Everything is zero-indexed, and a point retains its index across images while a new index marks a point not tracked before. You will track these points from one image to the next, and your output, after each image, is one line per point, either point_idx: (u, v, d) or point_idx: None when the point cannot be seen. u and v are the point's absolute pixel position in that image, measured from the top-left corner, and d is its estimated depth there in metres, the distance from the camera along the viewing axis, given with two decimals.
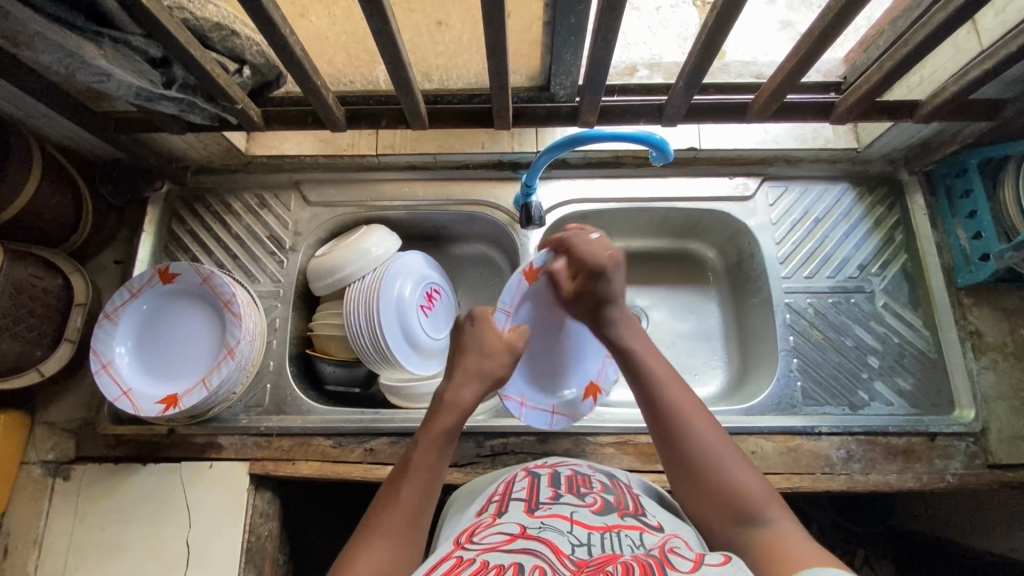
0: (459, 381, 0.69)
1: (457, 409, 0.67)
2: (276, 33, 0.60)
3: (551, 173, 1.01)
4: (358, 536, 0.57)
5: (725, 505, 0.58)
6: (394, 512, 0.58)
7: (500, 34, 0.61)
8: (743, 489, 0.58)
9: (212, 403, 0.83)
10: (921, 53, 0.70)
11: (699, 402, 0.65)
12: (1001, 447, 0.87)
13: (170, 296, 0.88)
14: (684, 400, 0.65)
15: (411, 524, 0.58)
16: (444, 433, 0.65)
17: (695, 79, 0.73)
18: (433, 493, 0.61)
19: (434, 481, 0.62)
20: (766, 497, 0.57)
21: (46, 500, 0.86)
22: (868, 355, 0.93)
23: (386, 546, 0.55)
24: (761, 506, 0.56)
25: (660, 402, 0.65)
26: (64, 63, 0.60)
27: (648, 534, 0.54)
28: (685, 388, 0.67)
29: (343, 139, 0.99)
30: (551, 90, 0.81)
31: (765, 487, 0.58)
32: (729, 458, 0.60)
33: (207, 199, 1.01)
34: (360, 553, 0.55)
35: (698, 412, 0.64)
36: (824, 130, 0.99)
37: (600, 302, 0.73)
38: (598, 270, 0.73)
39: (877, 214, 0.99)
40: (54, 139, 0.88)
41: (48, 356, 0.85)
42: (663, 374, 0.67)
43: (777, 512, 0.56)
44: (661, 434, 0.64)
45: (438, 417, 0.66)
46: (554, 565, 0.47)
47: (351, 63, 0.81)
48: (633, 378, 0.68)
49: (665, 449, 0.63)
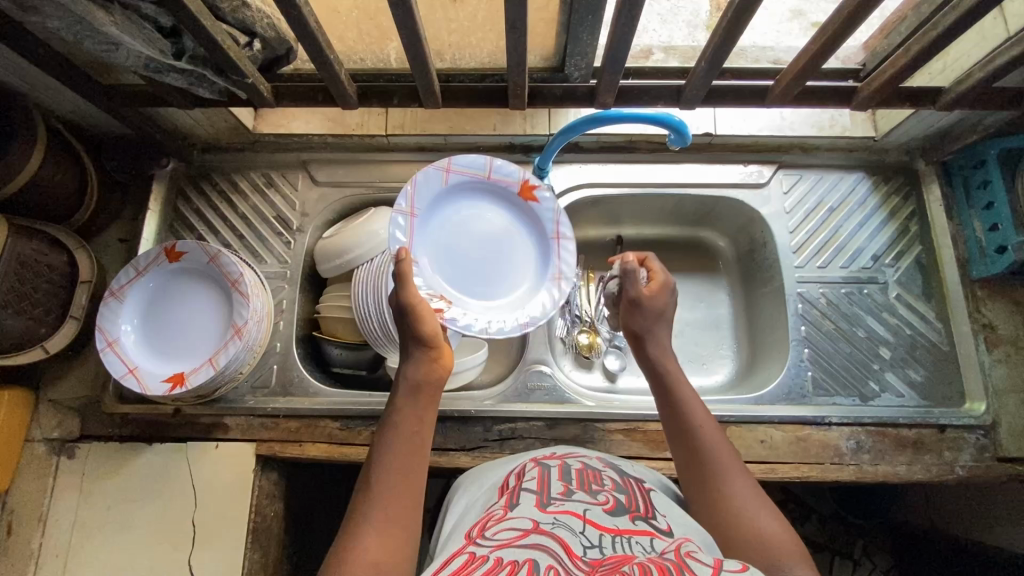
0: (411, 359, 0.67)
1: (411, 386, 0.65)
2: (291, 3, 0.58)
3: (562, 157, 0.99)
4: (346, 528, 0.55)
5: (748, 549, 0.56)
6: (384, 498, 0.57)
7: (520, 8, 0.59)
8: (767, 536, 0.57)
9: (220, 382, 0.83)
10: (949, 37, 0.68)
11: (732, 449, 0.65)
12: (1011, 440, 0.86)
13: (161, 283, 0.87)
14: (719, 442, 0.65)
15: (399, 508, 0.56)
16: (409, 413, 0.63)
17: (716, 61, 0.72)
18: (419, 475, 0.60)
19: (403, 470, 0.59)
20: (788, 547, 0.56)
21: (52, 477, 0.85)
22: (880, 346, 0.93)
23: (373, 537, 0.53)
24: (782, 556, 0.55)
25: (691, 439, 0.66)
26: (72, 29, 0.58)
27: (659, 540, 0.53)
28: (719, 432, 0.66)
29: (352, 118, 0.97)
30: (565, 71, 0.79)
31: (788, 538, 0.57)
32: (758, 508, 0.59)
33: (213, 176, 0.99)
34: (350, 550, 0.52)
35: (728, 456, 0.64)
36: (842, 118, 0.97)
37: (651, 316, 0.76)
38: (665, 284, 0.78)
39: (892, 204, 0.98)
40: (58, 113, 0.86)
41: (54, 333, 0.84)
42: (697, 413, 0.68)
43: (799, 566, 0.54)
44: (689, 476, 0.64)
45: (398, 399, 0.64)
46: (567, 566, 0.47)
47: (363, 40, 0.79)
48: (670, 413, 0.69)
49: (694, 491, 0.63)
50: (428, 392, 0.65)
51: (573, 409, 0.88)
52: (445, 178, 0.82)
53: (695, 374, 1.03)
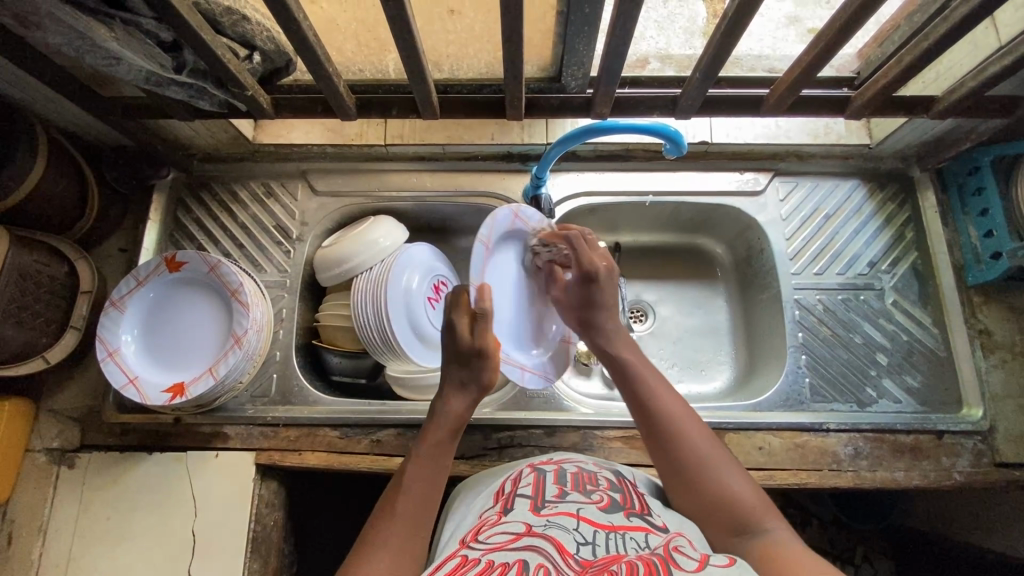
0: (453, 393, 0.72)
1: (451, 420, 0.70)
2: (290, 19, 0.60)
3: (560, 166, 1.00)
4: (359, 548, 0.58)
5: (721, 512, 0.60)
6: (400, 522, 0.60)
7: (516, 21, 0.60)
8: (738, 498, 0.61)
9: (220, 392, 0.83)
10: (941, 47, 0.69)
11: (692, 412, 0.69)
12: (1008, 446, 0.87)
13: (175, 285, 0.88)
14: (678, 405, 0.68)
15: (414, 537, 0.59)
16: (439, 442, 0.68)
17: (710, 72, 0.73)
18: (434, 505, 0.63)
19: (428, 501, 0.63)
20: (760, 507, 0.60)
21: (52, 486, 0.86)
22: (877, 353, 0.93)
23: (388, 558, 0.56)
24: (756, 517, 0.59)
25: (652, 409, 0.68)
26: (74, 45, 0.59)
27: (653, 535, 0.54)
28: (675, 396, 0.69)
29: (351, 128, 0.98)
30: (562, 81, 0.80)
31: (760, 499, 0.61)
32: (727, 470, 0.63)
33: (214, 187, 1.00)
34: (365, 564, 0.55)
35: (690, 420, 0.67)
36: (836, 126, 0.98)
37: (587, 308, 0.78)
38: (608, 266, 0.80)
39: (887, 211, 0.99)
40: (60, 124, 0.87)
41: (54, 343, 0.85)
42: (653, 382, 0.70)
43: (771, 521, 0.59)
44: (654, 447, 0.66)
45: (430, 429, 0.69)
46: (557, 564, 0.47)
47: (362, 51, 0.80)
48: (625, 385, 0.70)
49: (660, 460, 0.66)
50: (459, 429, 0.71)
51: (571, 417, 0.88)
52: (511, 223, 0.87)
53: (693, 381, 1.03)
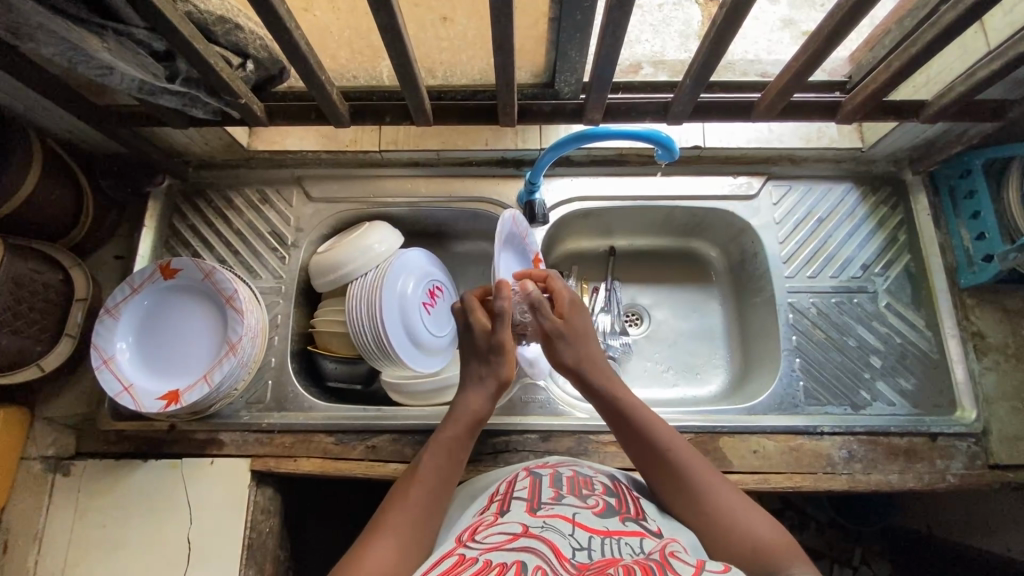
0: (472, 389, 0.72)
1: (469, 418, 0.70)
2: (282, 28, 0.60)
3: (554, 170, 1.00)
4: (369, 530, 0.58)
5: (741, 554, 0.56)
6: (409, 509, 0.60)
7: (507, 28, 0.60)
8: (762, 542, 0.57)
9: (214, 400, 0.83)
10: (929, 52, 0.69)
11: (702, 458, 0.66)
12: (1001, 448, 0.87)
13: (176, 290, 0.88)
14: (684, 451, 0.66)
15: (422, 525, 0.59)
16: (454, 438, 0.68)
17: (700, 77, 0.73)
18: (445, 500, 0.63)
19: (440, 497, 0.63)
20: (782, 546, 0.56)
21: (47, 494, 0.86)
22: (871, 355, 0.93)
23: (395, 538, 0.56)
24: (779, 556, 0.55)
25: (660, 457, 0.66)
26: (67, 56, 0.59)
27: (648, 540, 0.54)
28: (684, 445, 0.68)
29: (346, 134, 0.99)
30: (556, 87, 0.80)
31: (783, 538, 0.57)
32: (745, 513, 0.60)
33: (209, 194, 1.00)
34: (371, 544, 0.56)
35: (699, 465, 0.65)
36: (829, 129, 0.99)
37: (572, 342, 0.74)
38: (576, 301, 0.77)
39: (880, 214, 0.99)
40: (55, 133, 0.87)
41: (48, 351, 0.85)
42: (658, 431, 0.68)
43: (797, 561, 0.54)
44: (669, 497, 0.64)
45: (448, 426, 0.69)
46: (555, 567, 0.47)
47: (355, 58, 0.80)
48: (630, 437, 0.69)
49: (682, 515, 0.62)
50: (476, 427, 0.71)
51: (565, 421, 0.89)
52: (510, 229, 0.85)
53: (688, 385, 1.03)
